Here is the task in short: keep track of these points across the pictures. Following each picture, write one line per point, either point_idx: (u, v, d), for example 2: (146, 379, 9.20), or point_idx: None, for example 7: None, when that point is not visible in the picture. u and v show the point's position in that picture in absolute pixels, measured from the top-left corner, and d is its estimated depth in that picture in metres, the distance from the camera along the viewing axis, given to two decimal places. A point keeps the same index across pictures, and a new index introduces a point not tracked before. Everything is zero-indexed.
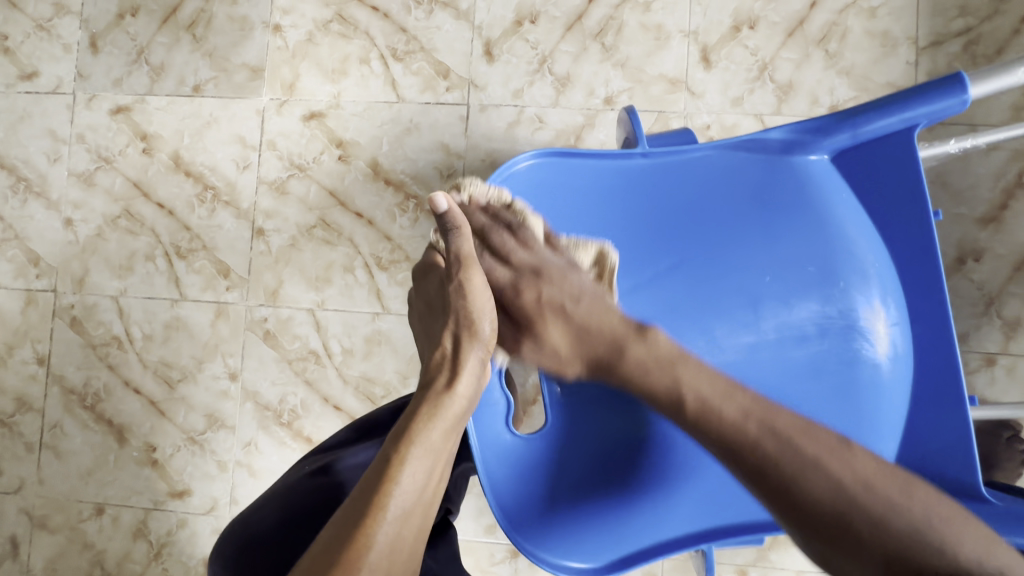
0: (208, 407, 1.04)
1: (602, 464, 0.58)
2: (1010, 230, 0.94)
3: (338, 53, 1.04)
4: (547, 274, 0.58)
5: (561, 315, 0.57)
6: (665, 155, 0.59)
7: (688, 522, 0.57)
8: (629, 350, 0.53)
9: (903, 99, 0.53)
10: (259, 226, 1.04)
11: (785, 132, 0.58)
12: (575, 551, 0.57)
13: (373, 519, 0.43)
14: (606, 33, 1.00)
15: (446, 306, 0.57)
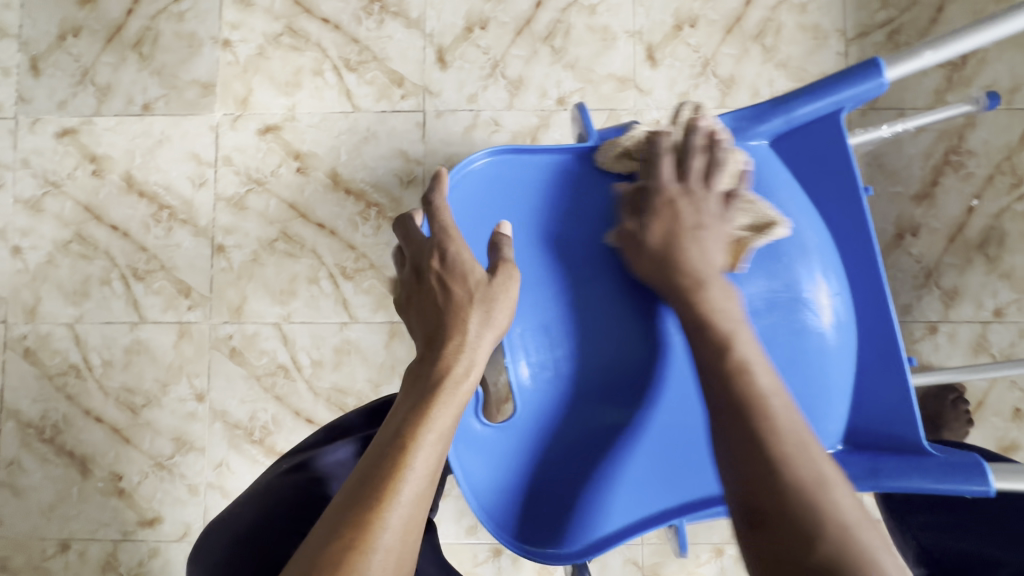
0: (176, 430, 1.01)
1: (571, 447, 0.59)
2: (941, 205, 1.01)
3: (290, 66, 1.04)
4: (701, 203, 0.56)
5: (677, 228, 0.56)
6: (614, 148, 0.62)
7: (656, 500, 0.58)
8: (709, 289, 0.53)
9: (828, 85, 0.57)
10: (220, 243, 1.03)
11: (726, 120, 0.61)
12: (547, 536, 0.58)
13: (386, 503, 0.44)
14: (554, 37, 1.03)
15: (462, 288, 0.54)
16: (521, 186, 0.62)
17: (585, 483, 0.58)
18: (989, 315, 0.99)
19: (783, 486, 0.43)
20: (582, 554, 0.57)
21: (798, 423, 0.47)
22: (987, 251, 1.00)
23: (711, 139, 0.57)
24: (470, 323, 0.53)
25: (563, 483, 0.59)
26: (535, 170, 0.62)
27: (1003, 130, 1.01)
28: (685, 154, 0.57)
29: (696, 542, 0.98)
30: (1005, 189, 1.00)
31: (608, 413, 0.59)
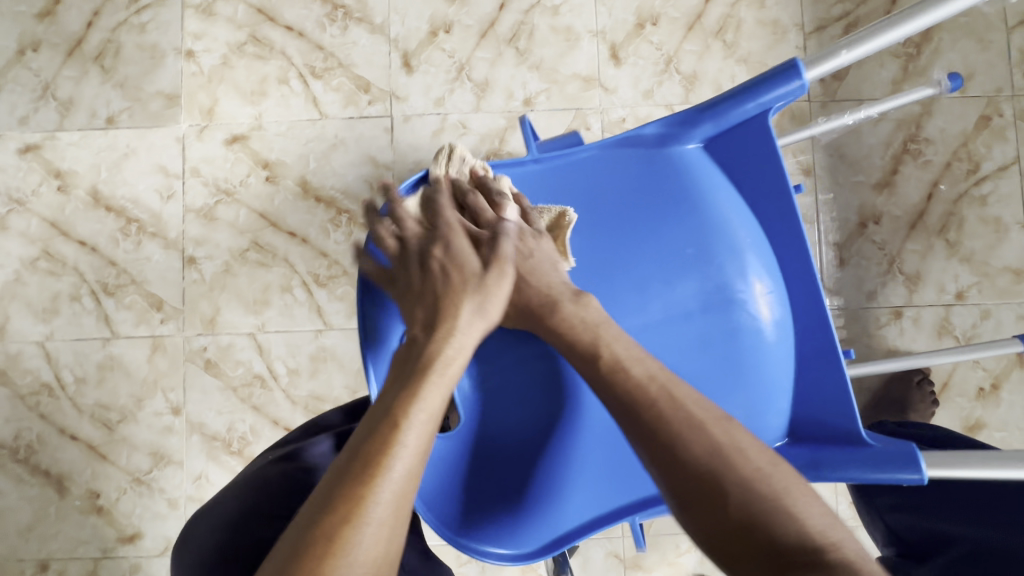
0: (153, 445, 1.01)
1: (519, 450, 0.60)
2: (901, 193, 1.03)
3: (255, 75, 1.04)
4: (509, 231, 0.58)
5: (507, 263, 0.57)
6: (554, 159, 0.64)
7: (606, 497, 0.60)
8: (562, 308, 0.54)
9: (752, 89, 0.59)
10: (190, 255, 1.02)
11: (658, 126, 0.63)
12: (500, 538, 0.59)
13: (377, 479, 0.44)
14: (518, 38, 1.04)
15: (462, 271, 0.55)
16: None
17: (534, 484, 0.59)
18: (952, 298, 1.02)
19: (722, 490, 0.44)
20: (535, 553, 0.59)
21: (694, 409, 0.48)
22: (946, 236, 1.03)
23: (481, 180, 0.60)
24: (462, 309, 0.53)
25: (514, 485, 0.59)
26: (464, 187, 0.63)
27: (958, 117, 1.04)
28: (463, 199, 0.59)
29: (675, 532, 0.99)
30: (962, 175, 1.03)
31: (557, 411, 0.60)
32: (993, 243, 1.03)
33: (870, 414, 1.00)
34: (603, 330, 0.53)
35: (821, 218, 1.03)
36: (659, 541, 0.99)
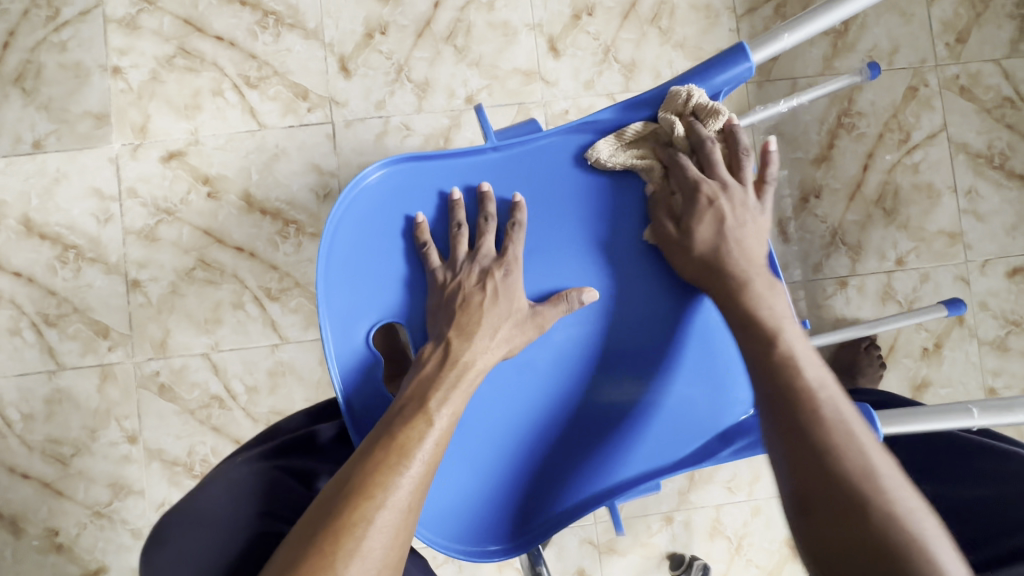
0: (111, 476, 0.98)
1: (500, 451, 0.61)
2: (839, 166, 1.06)
3: (187, 88, 1.01)
4: (732, 192, 0.62)
5: (717, 222, 0.61)
6: (512, 147, 0.65)
7: (585, 486, 0.62)
8: (753, 287, 0.59)
9: (701, 73, 0.62)
10: (134, 278, 0.99)
11: (614, 112, 0.65)
12: (481, 532, 0.61)
13: (402, 463, 0.52)
14: (455, 36, 1.03)
15: (497, 298, 0.61)
16: (415, 194, 0.64)
17: (516, 481, 0.62)
18: (893, 264, 1.06)
19: (864, 510, 0.46)
20: (517, 546, 0.61)
21: (854, 427, 0.51)
22: (884, 204, 1.06)
23: (732, 134, 0.64)
24: (501, 328, 0.60)
25: (496, 484, 0.62)
26: (432, 185, 0.64)
27: (887, 90, 1.07)
28: (702, 145, 0.63)
29: (646, 513, 1.01)
30: (894, 145, 1.07)
31: (535, 410, 0.62)
32: (927, 208, 1.07)
33: None
34: (786, 324, 0.57)
35: None
36: (631, 524, 1.01)
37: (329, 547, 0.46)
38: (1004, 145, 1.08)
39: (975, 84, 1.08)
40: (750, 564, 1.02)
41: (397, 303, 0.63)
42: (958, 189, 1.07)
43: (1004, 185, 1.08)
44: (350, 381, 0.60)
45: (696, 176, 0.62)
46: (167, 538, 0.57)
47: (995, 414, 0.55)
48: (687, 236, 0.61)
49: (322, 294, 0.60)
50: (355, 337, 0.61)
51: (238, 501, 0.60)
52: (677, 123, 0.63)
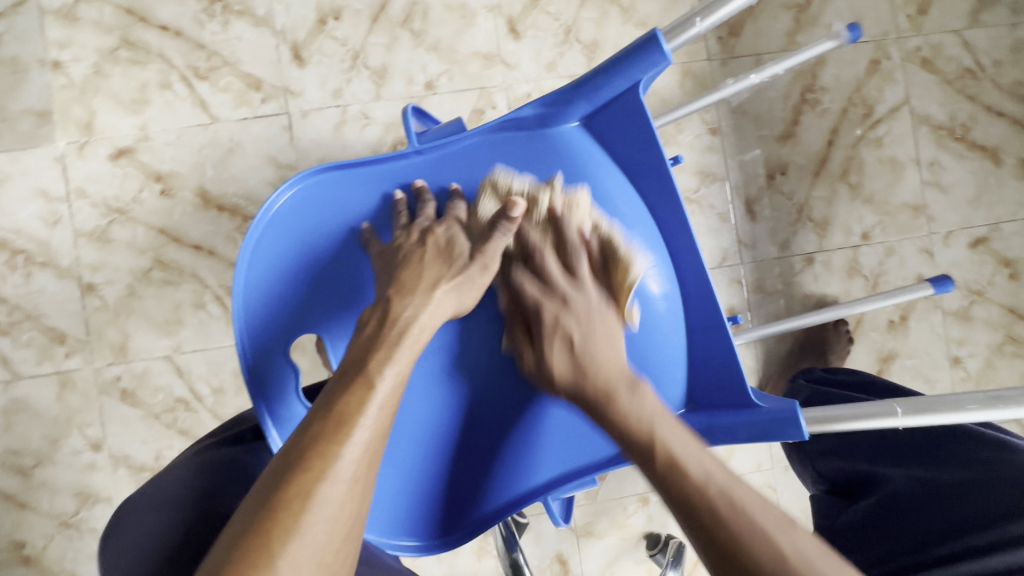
0: (76, 485, 0.95)
1: (437, 448, 0.60)
2: (803, 142, 1.06)
3: (133, 82, 0.97)
4: (574, 304, 0.58)
5: (568, 344, 0.56)
6: (437, 150, 0.64)
7: (519, 484, 0.60)
8: (616, 399, 0.52)
9: (615, 65, 0.59)
10: (88, 282, 0.96)
11: (536, 107, 0.62)
12: (412, 529, 0.61)
13: (348, 430, 0.47)
14: (412, 20, 1.00)
15: (441, 255, 0.59)
16: (331, 198, 0.62)
17: (451, 478, 0.61)
18: (858, 239, 1.07)
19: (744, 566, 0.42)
20: (448, 541, 0.61)
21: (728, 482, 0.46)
22: (849, 179, 1.07)
23: (557, 221, 0.60)
24: (441, 286, 0.57)
25: (432, 479, 0.60)
26: (358, 190, 0.63)
27: (850, 64, 1.07)
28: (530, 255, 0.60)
29: (621, 496, 1.02)
30: (858, 120, 1.07)
31: (461, 411, 0.61)
32: (891, 182, 1.08)
33: (794, 359, 1.04)
34: (659, 425, 0.50)
35: (731, 175, 1.05)
36: (607, 507, 1.01)
37: (264, 524, 0.42)
38: (966, 117, 1.09)
39: (937, 56, 1.08)
40: None
41: (313, 308, 0.61)
42: (921, 161, 1.08)
43: (966, 156, 1.09)
44: (263, 389, 0.60)
45: (535, 295, 0.59)
46: (115, 523, 0.56)
47: (920, 414, 0.51)
48: (544, 368, 0.57)
49: (240, 299, 0.61)
50: (271, 347, 0.61)
51: (190, 478, 0.59)
52: (507, 234, 0.59)
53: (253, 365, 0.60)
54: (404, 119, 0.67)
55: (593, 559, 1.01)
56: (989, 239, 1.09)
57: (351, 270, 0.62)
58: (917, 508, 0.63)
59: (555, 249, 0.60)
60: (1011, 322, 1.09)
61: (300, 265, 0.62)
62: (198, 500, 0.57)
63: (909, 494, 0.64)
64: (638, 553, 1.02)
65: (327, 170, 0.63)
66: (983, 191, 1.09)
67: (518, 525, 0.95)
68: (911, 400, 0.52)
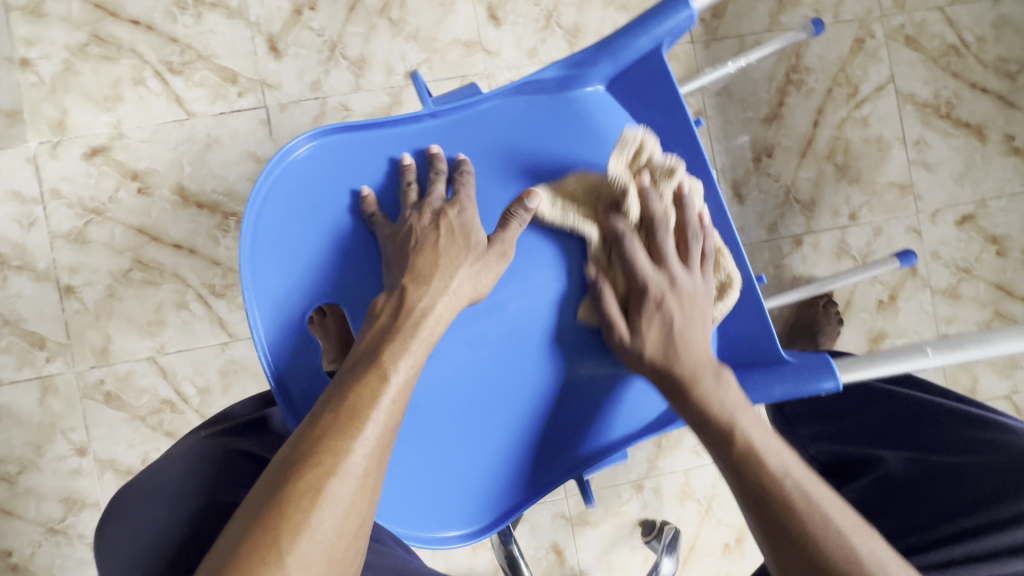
0: (62, 491, 0.94)
1: (462, 433, 0.58)
2: (789, 124, 1.05)
3: (105, 78, 0.94)
4: (682, 286, 0.56)
5: (666, 325, 0.55)
6: (451, 114, 0.61)
7: (550, 463, 0.60)
8: (701, 389, 0.52)
9: (642, 23, 0.57)
10: (66, 284, 0.94)
11: (558, 69, 0.61)
12: (445, 520, 0.58)
13: (359, 423, 0.46)
14: (390, 8, 0.98)
15: (456, 239, 0.57)
16: (347, 165, 0.60)
17: (479, 462, 0.59)
18: (846, 220, 1.06)
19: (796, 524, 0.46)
20: (484, 528, 0.59)
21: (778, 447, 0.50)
22: (835, 160, 1.06)
23: (683, 205, 0.57)
24: (460, 268, 0.56)
25: (459, 467, 0.58)
26: (372, 157, 0.60)
27: (834, 43, 1.06)
28: (653, 224, 0.57)
29: (616, 483, 1.02)
30: (843, 100, 1.06)
31: (487, 394, 0.59)
32: (878, 161, 1.07)
33: (784, 342, 1.04)
34: (740, 415, 0.51)
35: (718, 158, 1.04)
36: (602, 496, 1.01)
37: (272, 521, 0.40)
38: (951, 94, 1.08)
39: (920, 33, 1.08)
40: (721, 525, 1.03)
41: (332, 279, 0.58)
42: (907, 139, 1.08)
43: (952, 133, 1.09)
44: (278, 363, 0.56)
45: (643, 269, 0.56)
46: (116, 514, 0.54)
47: (951, 351, 0.51)
48: (633, 340, 0.55)
49: (247, 271, 0.56)
50: (287, 321, 0.57)
51: (191, 468, 0.57)
52: (632, 198, 0.57)
53: (268, 340, 0.56)
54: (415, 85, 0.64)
55: (589, 547, 1.01)
56: (976, 216, 1.09)
57: (369, 238, 0.59)
58: (908, 491, 0.62)
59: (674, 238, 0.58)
60: (999, 299, 1.09)
61: (315, 234, 0.58)
62: (194, 493, 0.54)
63: (900, 476, 0.63)
64: (634, 540, 1.01)
65: (340, 131, 0.60)
66: (969, 168, 1.09)
67: (513, 517, 0.95)
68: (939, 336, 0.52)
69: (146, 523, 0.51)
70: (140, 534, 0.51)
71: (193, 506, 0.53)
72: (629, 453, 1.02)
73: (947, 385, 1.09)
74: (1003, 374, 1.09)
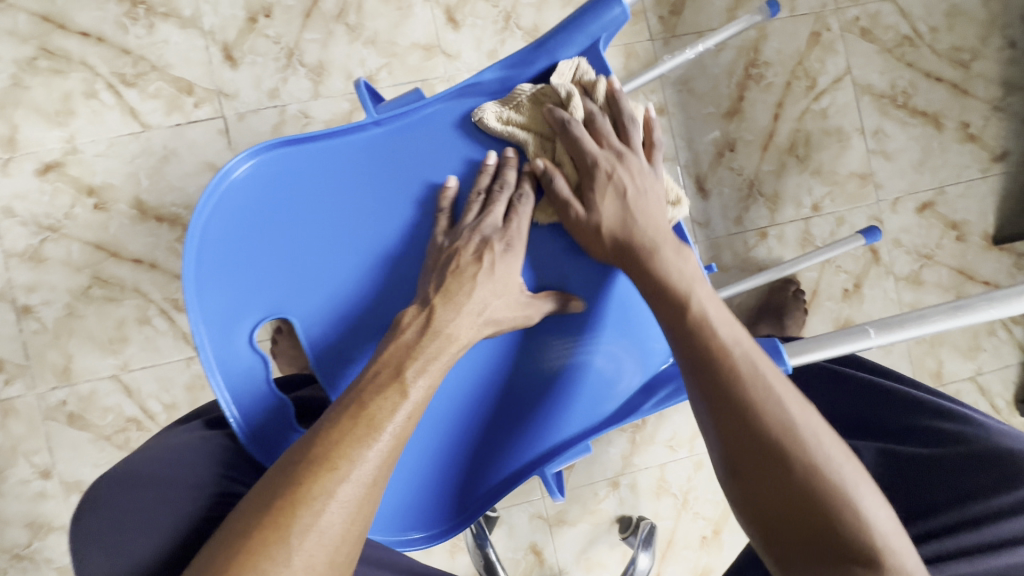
0: (27, 515, 0.92)
1: (426, 436, 0.58)
2: (750, 117, 1.07)
3: (55, 93, 0.93)
4: (627, 161, 0.58)
5: (620, 195, 0.57)
6: (396, 120, 0.58)
7: (513, 460, 0.59)
8: (661, 254, 0.55)
9: (575, 21, 0.57)
10: (23, 304, 0.92)
11: (497, 71, 0.59)
12: (419, 521, 0.58)
13: (379, 427, 0.45)
14: (346, 13, 0.97)
15: (493, 268, 0.55)
16: (289, 180, 0.56)
17: (442, 465, 0.58)
18: (810, 211, 1.08)
19: (789, 479, 0.46)
20: (444, 531, 0.59)
21: (785, 402, 0.49)
22: (797, 152, 1.08)
23: (616, 100, 0.59)
24: (476, 288, 0.54)
25: (421, 469, 0.58)
26: (316, 170, 0.56)
27: (792, 36, 1.08)
28: (592, 118, 0.58)
29: (592, 481, 1.02)
30: (803, 92, 1.08)
31: (449, 393, 0.58)
32: (839, 152, 1.09)
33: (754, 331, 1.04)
34: (698, 287, 0.54)
35: (681, 154, 1.05)
36: (578, 494, 1.02)
37: (281, 521, 0.39)
38: (907, 84, 1.10)
39: (875, 25, 1.10)
40: (697, 517, 1.04)
41: (281, 303, 0.55)
42: (866, 130, 1.09)
43: (909, 122, 1.11)
44: (238, 402, 0.53)
45: (591, 147, 0.57)
46: (96, 504, 0.47)
47: (893, 331, 0.53)
48: (590, 215, 0.57)
49: (192, 294, 0.53)
50: (236, 344, 0.54)
51: (194, 461, 0.51)
52: (574, 95, 0.57)
53: (220, 375, 0.53)
54: (358, 92, 0.60)
55: (566, 546, 1.01)
56: (935, 203, 1.11)
57: (323, 249, 0.56)
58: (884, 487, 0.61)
59: (612, 123, 0.60)
60: (961, 283, 1.11)
61: (260, 258, 0.55)
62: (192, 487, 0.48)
63: (878, 472, 0.62)
64: (612, 537, 1.02)
65: (280, 146, 0.57)
66: (928, 156, 1.11)
67: (488, 520, 0.95)
68: (882, 319, 0.54)
69: (144, 521, 0.46)
70: (137, 535, 0.45)
71: (199, 507, 0.47)
72: (604, 450, 1.02)
73: (913, 370, 1.10)
74: (968, 357, 1.12)
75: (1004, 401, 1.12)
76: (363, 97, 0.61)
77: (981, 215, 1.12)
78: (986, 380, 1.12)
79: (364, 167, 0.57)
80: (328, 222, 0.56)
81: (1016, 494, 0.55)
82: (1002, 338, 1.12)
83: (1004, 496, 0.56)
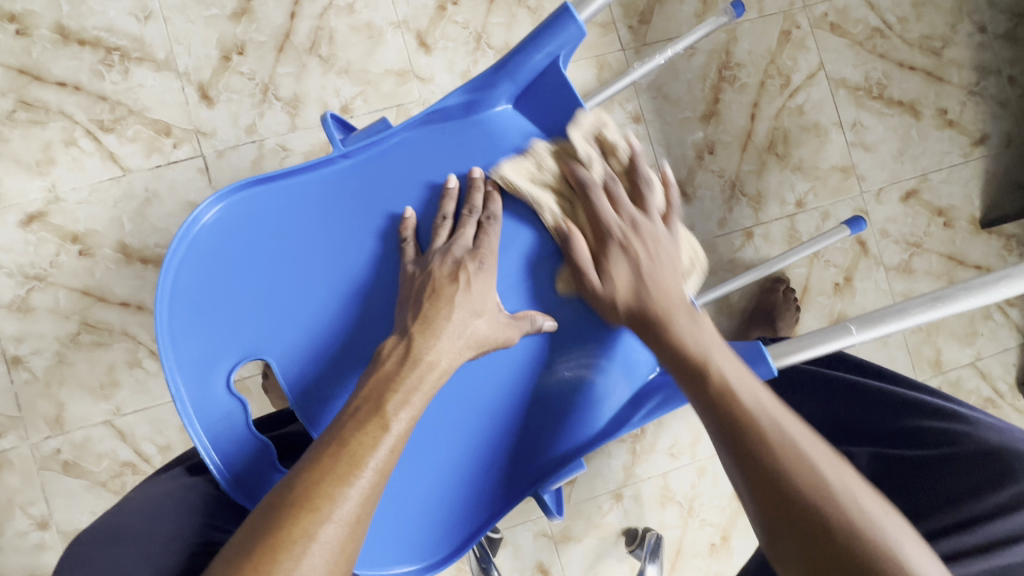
0: (27, 568, 0.91)
1: (419, 460, 0.56)
2: (726, 119, 1.07)
3: (35, 143, 0.93)
4: (643, 229, 0.58)
5: (633, 265, 0.57)
6: (364, 151, 0.58)
7: (507, 484, 0.58)
8: (675, 321, 0.55)
9: (533, 40, 0.55)
10: (13, 355, 0.92)
11: (460, 95, 0.59)
12: (410, 551, 0.55)
13: (359, 463, 0.44)
14: (319, 45, 0.98)
15: (470, 289, 0.55)
16: (260, 221, 0.56)
17: (439, 487, 0.56)
18: (794, 207, 1.08)
19: (834, 537, 0.44)
20: (442, 560, 0.56)
21: (803, 445, 0.47)
22: (776, 150, 1.08)
23: (633, 164, 0.60)
24: (455, 315, 0.53)
25: (416, 497, 0.55)
26: (286, 208, 0.56)
27: (762, 36, 1.08)
28: (610, 190, 0.59)
29: (594, 495, 1.01)
30: (777, 91, 1.08)
31: (451, 427, 0.57)
32: (818, 147, 1.09)
33: (744, 327, 1.04)
34: (716, 353, 0.52)
35: (660, 160, 1.05)
36: (582, 509, 1.00)
37: (261, 568, 0.39)
38: (881, 75, 1.11)
39: (844, 19, 1.10)
40: (705, 525, 1.03)
41: (258, 342, 0.55)
42: (843, 123, 1.10)
43: (886, 113, 1.11)
44: (223, 451, 0.52)
45: (607, 213, 0.58)
46: (74, 561, 0.46)
47: (873, 327, 0.53)
48: (605, 286, 0.57)
49: (166, 341, 0.53)
50: (214, 388, 0.53)
51: (173, 514, 0.50)
52: (589, 159, 0.59)
53: (202, 421, 0.52)
54: (324, 125, 0.60)
55: (574, 563, 0.99)
56: (919, 190, 1.11)
57: (298, 287, 0.56)
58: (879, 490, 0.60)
59: (629, 186, 0.60)
60: (952, 269, 1.11)
61: (233, 300, 0.55)
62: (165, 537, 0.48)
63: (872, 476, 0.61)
64: (619, 550, 1.00)
65: (250, 185, 0.57)
66: (907, 144, 1.11)
67: (491, 542, 0.93)
68: (864, 314, 0.53)
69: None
70: None
71: (175, 554, 0.46)
72: (605, 463, 1.01)
73: (912, 360, 1.09)
74: (965, 343, 1.11)
75: (1007, 385, 1.11)
76: (330, 128, 0.61)
77: (966, 200, 1.12)
78: (987, 364, 1.11)
79: (334, 202, 0.57)
80: (300, 259, 0.56)
81: (1012, 491, 0.54)
82: (998, 321, 1.11)
83: (998, 495, 0.55)
